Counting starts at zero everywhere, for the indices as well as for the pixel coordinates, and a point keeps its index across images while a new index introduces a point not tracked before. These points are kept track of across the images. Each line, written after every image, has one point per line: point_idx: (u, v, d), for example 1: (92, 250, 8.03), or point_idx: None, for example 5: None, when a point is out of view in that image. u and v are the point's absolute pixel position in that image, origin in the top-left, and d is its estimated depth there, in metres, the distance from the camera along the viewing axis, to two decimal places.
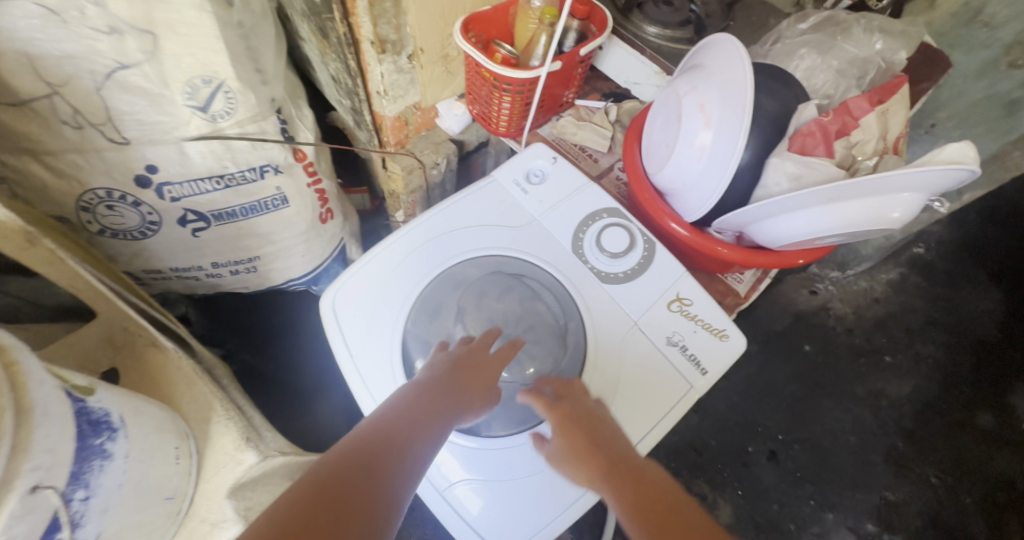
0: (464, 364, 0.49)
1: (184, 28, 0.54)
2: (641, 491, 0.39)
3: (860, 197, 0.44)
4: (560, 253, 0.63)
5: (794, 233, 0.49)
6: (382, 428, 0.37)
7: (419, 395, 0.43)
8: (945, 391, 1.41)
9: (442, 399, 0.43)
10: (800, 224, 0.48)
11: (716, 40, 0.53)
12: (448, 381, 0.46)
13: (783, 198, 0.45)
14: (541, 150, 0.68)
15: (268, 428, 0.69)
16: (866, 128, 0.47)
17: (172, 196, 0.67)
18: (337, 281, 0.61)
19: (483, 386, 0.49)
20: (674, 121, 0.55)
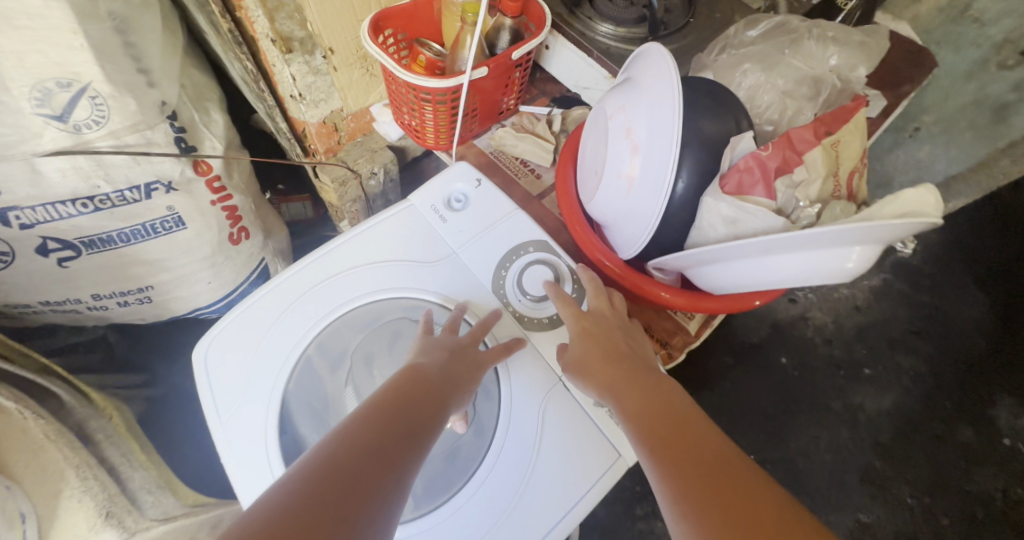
0: (450, 357, 0.43)
1: (24, 20, 0.45)
2: (651, 402, 0.38)
3: (799, 250, 0.35)
4: (477, 293, 0.54)
5: (735, 281, 0.41)
6: (357, 444, 0.31)
7: (393, 400, 0.36)
8: (926, 404, 1.34)
9: (418, 404, 0.36)
10: (740, 273, 0.39)
11: (652, 51, 0.44)
12: (426, 380, 0.39)
13: (716, 247, 0.37)
14: (464, 170, 0.59)
15: (145, 492, 0.60)
16: (812, 164, 0.37)
17: (22, 222, 0.57)
18: (209, 333, 0.50)
19: (470, 383, 0.43)
20: (603, 145, 0.46)
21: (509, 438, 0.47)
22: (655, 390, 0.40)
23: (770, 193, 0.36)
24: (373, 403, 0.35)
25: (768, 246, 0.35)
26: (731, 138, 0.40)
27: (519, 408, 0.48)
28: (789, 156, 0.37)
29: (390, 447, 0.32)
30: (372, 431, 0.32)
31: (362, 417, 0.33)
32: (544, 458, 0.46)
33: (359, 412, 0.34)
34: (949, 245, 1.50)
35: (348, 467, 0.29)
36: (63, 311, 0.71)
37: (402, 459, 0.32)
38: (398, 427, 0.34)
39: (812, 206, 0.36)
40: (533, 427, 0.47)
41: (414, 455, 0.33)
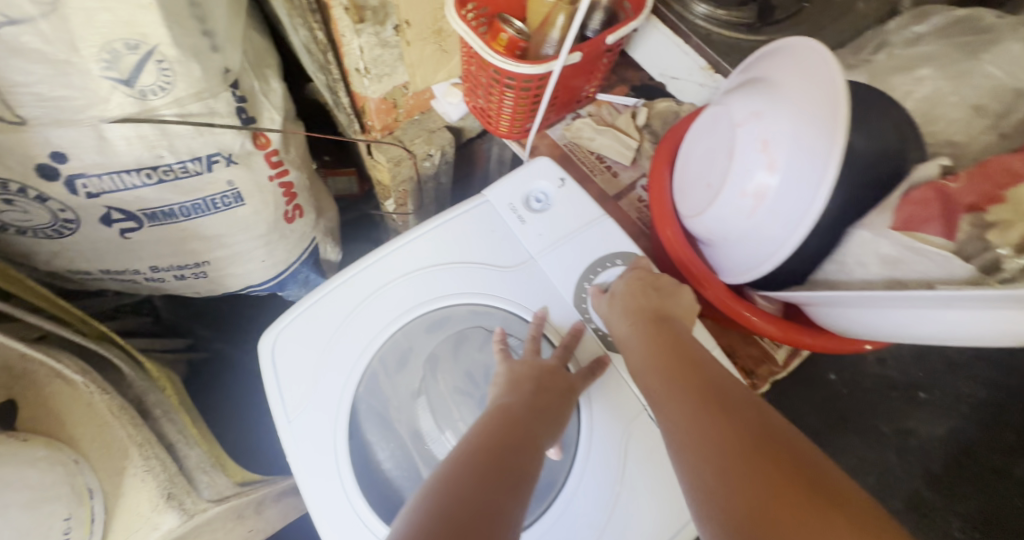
0: (539, 390, 0.39)
1: None
2: (664, 351, 0.38)
3: (978, 310, 0.28)
4: (557, 306, 0.50)
5: (881, 328, 0.34)
6: (464, 497, 0.29)
7: (487, 443, 0.33)
8: (984, 434, 1.26)
9: (517, 445, 0.34)
10: (891, 322, 0.33)
11: (801, 45, 0.37)
12: (519, 417, 0.36)
13: (865, 295, 0.32)
14: (546, 166, 0.54)
15: (200, 472, 0.59)
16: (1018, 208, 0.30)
17: (88, 191, 0.55)
18: (276, 326, 0.48)
19: (565, 410, 0.39)
20: (722, 154, 0.40)
21: (588, 469, 0.44)
22: (677, 338, 0.40)
23: (949, 230, 0.30)
24: (467, 452, 0.33)
25: (928, 304, 0.29)
26: (898, 160, 0.34)
27: (601, 437, 0.44)
28: (987, 191, 0.31)
29: (499, 497, 0.29)
30: (468, 480, 0.30)
31: (461, 467, 0.31)
32: (628, 494, 0.43)
33: (452, 462, 0.32)
34: None
35: (465, 524, 0.27)
36: (122, 281, 0.70)
37: (511, 503, 0.30)
38: (502, 476, 0.31)
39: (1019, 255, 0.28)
40: (616, 458, 0.44)
41: (522, 497, 0.31)
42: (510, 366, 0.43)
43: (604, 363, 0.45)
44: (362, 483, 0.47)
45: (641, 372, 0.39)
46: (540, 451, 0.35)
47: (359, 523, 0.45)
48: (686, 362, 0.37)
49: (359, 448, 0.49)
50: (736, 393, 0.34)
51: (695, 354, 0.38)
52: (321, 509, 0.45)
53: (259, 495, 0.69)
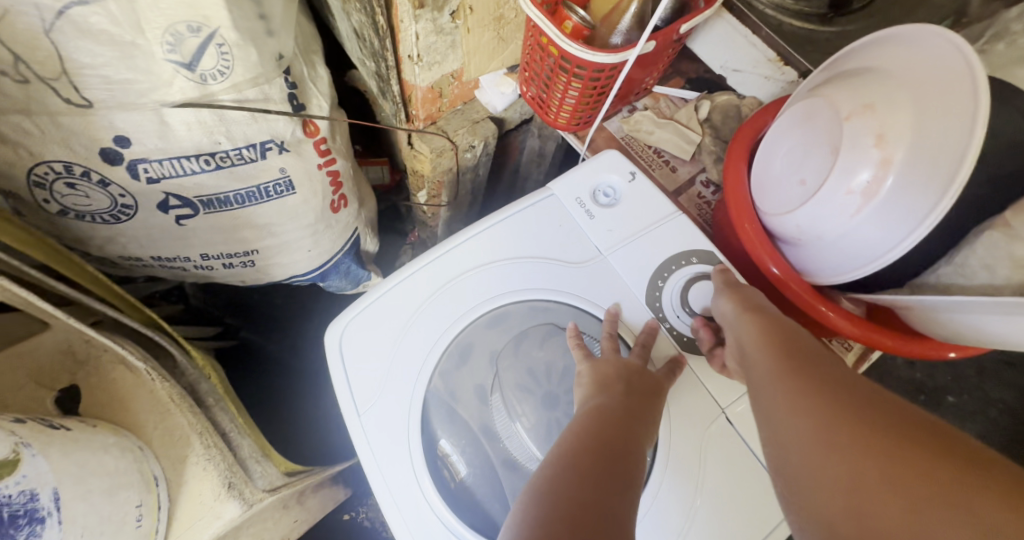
0: (629, 390, 0.40)
1: None
2: (772, 336, 0.38)
3: None
4: (629, 304, 0.49)
5: (992, 339, 0.33)
6: (576, 495, 0.30)
7: (593, 443, 0.34)
8: (1012, 441, 1.25)
9: (620, 447, 0.35)
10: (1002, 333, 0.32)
11: (931, 36, 0.35)
12: (615, 417, 0.37)
13: (983, 303, 0.31)
14: (614, 159, 0.53)
15: (257, 461, 0.59)
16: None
17: (149, 176, 0.54)
18: (342, 318, 0.47)
19: (655, 414, 0.40)
20: (819, 149, 0.39)
21: (669, 474, 0.44)
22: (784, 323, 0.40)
23: None
24: (569, 452, 0.34)
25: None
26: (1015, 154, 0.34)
27: (681, 442, 0.44)
28: None
29: (610, 495, 0.30)
30: (579, 480, 0.31)
31: (566, 467, 0.32)
32: (707, 498, 0.44)
33: (554, 462, 0.33)
34: None
35: (587, 520, 0.28)
36: (170, 268, 0.69)
37: (621, 502, 0.30)
38: (613, 477, 0.32)
39: None
40: (694, 462, 0.44)
41: (631, 496, 0.31)
42: (595, 365, 0.43)
43: (678, 364, 0.45)
44: (435, 477, 0.47)
45: (751, 354, 0.38)
46: (641, 452, 0.35)
47: (434, 517, 0.45)
48: (796, 348, 0.37)
49: (428, 443, 0.48)
50: (852, 377, 0.34)
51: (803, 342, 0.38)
52: (397, 503, 0.45)
53: (304, 485, 0.69)
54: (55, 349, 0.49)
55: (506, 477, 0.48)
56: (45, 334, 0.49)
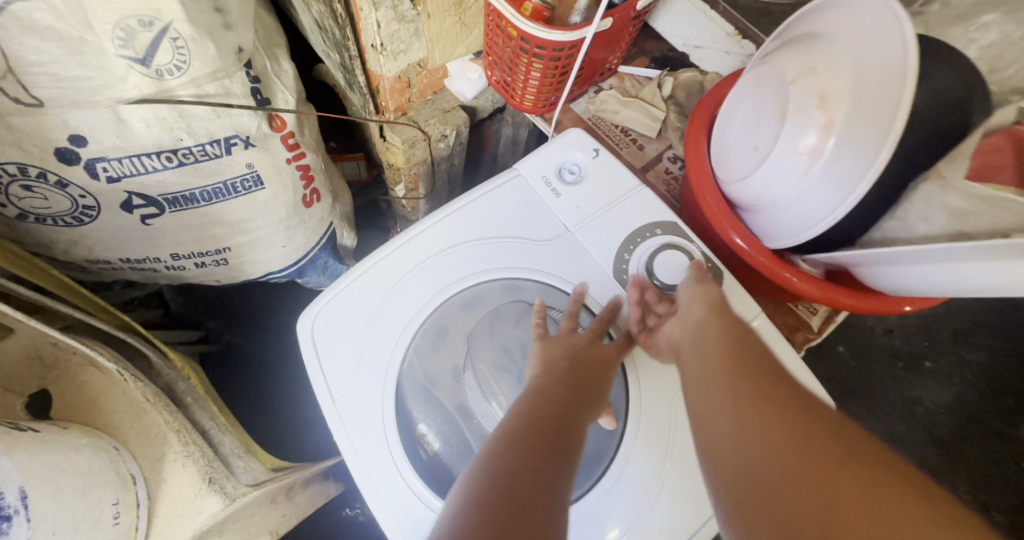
0: (574, 368, 0.42)
1: None
2: (721, 322, 0.40)
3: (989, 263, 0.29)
4: (597, 277, 0.50)
5: (928, 288, 0.34)
6: (514, 469, 0.31)
7: (537, 421, 0.36)
8: (986, 400, 1.28)
9: (561, 425, 0.36)
10: (932, 280, 0.33)
11: None
12: (560, 394, 0.39)
13: (936, 248, 0.32)
14: (578, 138, 0.53)
15: (240, 457, 0.58)
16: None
17: (109, 175, 0.54)
18: (313, 305, 0.48)
19: (598, 390, 0.42)
20: (768, 115, 0.40)
21: (641, 437, 0.45)
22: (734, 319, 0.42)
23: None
24: (514, 429, 0.35)
25: (949, 261, 0.31)
26: (966, 103, 0.34)
27: (650, 409, 0.46)
28: None
29: (547, 466, 0.32)
30: (519, 455, 0.32)
31: (511, 444, 0.33)
32: (678, 461, 0.45)
33: (499, 439, 0.34)
34: None
35: (524, 492, 0.29)
36: (141, 270, 0.68)
37: (556, 475, 0.32)
38: (550, 452, 0.33)
39: None
40: (665, 426, 0.46)
41: (565, 470, 0.33)
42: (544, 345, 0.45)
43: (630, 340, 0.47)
44: (411, 456, 0.47)
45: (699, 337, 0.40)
46: (582, 427, 0.38)
47: (415, 497, 0.46)
48: (739, 336, 0.39)
49: (405, 424, 0.49)
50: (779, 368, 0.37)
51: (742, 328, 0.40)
52: (377, 486, 0.46)
53: (292, 480, 0.69)
54: (21, 356, 0.48)
55: None
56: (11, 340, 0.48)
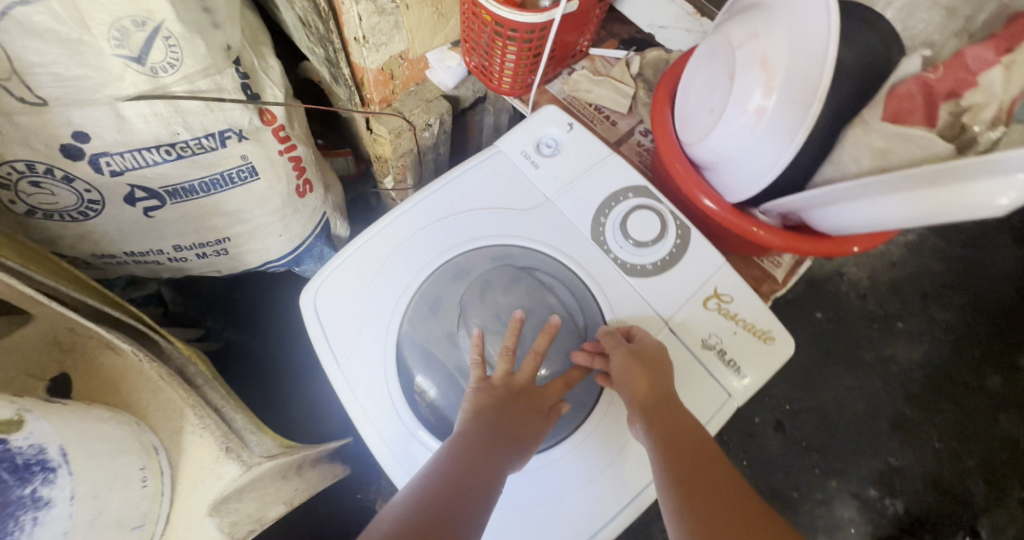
0: (502, 413, 0.47)
1: None
2: (653, 394, 0.45)
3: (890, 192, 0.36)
4: (577, 239, 0.54)
5: (854, 223, 0.41)
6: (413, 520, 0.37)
7: (453, 481, 0.41)
8: (956, 353, 1.30)
9: (473, 475, 0.42)
10: (856, 216, 0.40)
11: None
12: (481, 446, 0.44)
13: (884, 177, 0.36)
14: (553, 113, 0.57)
15: (252, 431, 0.62)
16: (986, 88, 0.35)
17: (112, 169, 0.57)
18: (314, 279, 0.52)
19: (523, 436, 0.47)
20: (721, 81, 0.44)
21: None
22: (665, 391, 0.46)
23: (930, 119, 0.36)
24: (431, 479, 0.41)
25: (865, 197, 0.38)
26: (883, 65, 0.40)
27: None
28: (962, 78, 0.36)
29: (457, 521, 0.38)
30: (424, 507, 0.38)
31: (423, 495, 0.39)
32: None
33: (416, 488, 0.40)
34: None
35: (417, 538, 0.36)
36: (146, 264, 0.72)
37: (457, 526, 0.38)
38: (456, 503, 0.39)
39: (990, 131, 0.35)
40: None
41: (470, 519, 0.39)
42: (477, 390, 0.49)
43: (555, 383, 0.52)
44: (414, 412, 0.52)
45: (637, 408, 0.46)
46: (499, 478, 0.43)
47: (420, 446, 0.51)
48: (667, 410, 0.45)
49: (406, 384, 0.53)
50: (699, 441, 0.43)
51: (668, 400, 0.45)
52: (384, 438, 0.51)
53: (303, 456, 0.72)
54: (41, 342, 0.51)
55: None
56: (30, 328, 0.51)
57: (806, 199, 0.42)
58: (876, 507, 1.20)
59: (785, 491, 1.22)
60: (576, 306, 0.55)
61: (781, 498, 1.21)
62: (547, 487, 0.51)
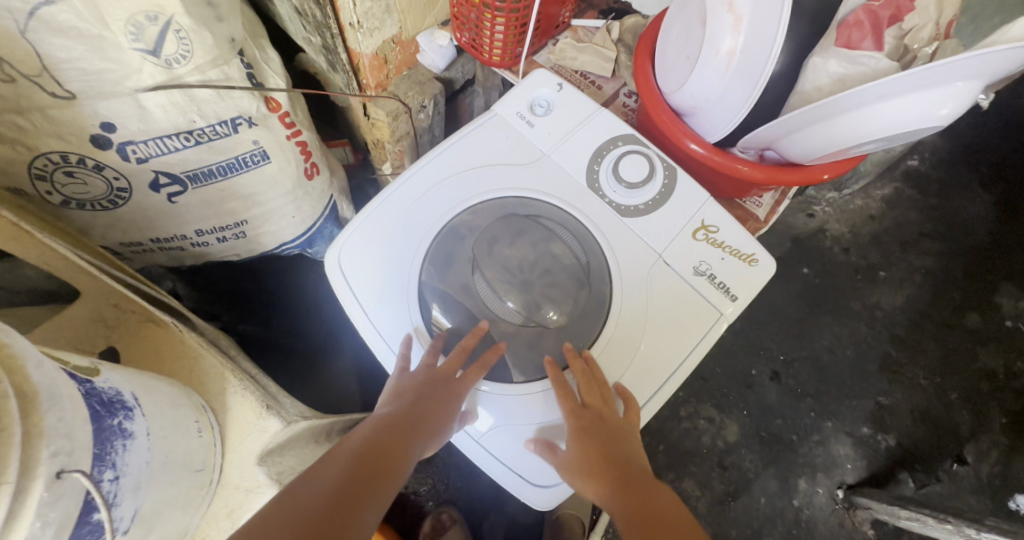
0: (420, 398, 0.52)
1: None
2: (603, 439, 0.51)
3: (818, 124, 0.44)
4: (575, 187, 0.60)
5: (809, 150, 0.48)
6: (330, 495, 0.41)
7: (374, 454, 0.46)
8: (936, 296, 1.35)
9: (384, 454, 0.47)
10: (805, 145, 0.48)
11: None
12: (397, 428, 0.49)
13: (849, 93, 0.40)
14: (544, 76, 0.62)
15: (286, 394, 0.67)
16: (922, 10, 0.43)
17: (138, 156, 0.61)
18: (338, 239, 0.59)
19: (438, 420, 0.52)
20: (696, 28, 0.49)
21: (624, 314, 0.58)
22: (615, 438, 0.52)
23: (877, 45, 0.42)
24: (350, 457, 0.45)
25: (804, 129, 0.46)
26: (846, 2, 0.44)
27: (631, 293, 0.58)
28: (899, 6, 0.42)
29: (368, 493, 0.43)
30: (342, 484, 0.43)
31: (343, 474, 0.43)
32: (657, 323, 0.57)
33: (337, 464, 0.44)
34: (955, 147, 1.45)
35: (333, 512, 0.40)
36: (170, 249, 0.78)
37: (368, 501, 0.43)
38: (369, 481, 0.44)
39: (926, 47, 0.43)
40: (643, 298, 0.58)
41: (378, 496, 0.44)
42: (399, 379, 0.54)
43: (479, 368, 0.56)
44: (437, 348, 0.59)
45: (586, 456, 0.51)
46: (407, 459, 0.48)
47: None
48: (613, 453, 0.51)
49: (426, 326, 0.59)
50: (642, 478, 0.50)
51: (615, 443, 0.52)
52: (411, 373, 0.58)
53: (330, 422, 0.76)
54: (88, 318, 0.57)
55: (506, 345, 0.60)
56: (80, 304, 0.57)
57: (760, 133, 0.49)
58: (868, 442, 1.27)
59: (783, 434, 1.28)
60: (579, 249, 0.61)
61: (780, 440, 1.27)
62: (543, 411, 0.56)
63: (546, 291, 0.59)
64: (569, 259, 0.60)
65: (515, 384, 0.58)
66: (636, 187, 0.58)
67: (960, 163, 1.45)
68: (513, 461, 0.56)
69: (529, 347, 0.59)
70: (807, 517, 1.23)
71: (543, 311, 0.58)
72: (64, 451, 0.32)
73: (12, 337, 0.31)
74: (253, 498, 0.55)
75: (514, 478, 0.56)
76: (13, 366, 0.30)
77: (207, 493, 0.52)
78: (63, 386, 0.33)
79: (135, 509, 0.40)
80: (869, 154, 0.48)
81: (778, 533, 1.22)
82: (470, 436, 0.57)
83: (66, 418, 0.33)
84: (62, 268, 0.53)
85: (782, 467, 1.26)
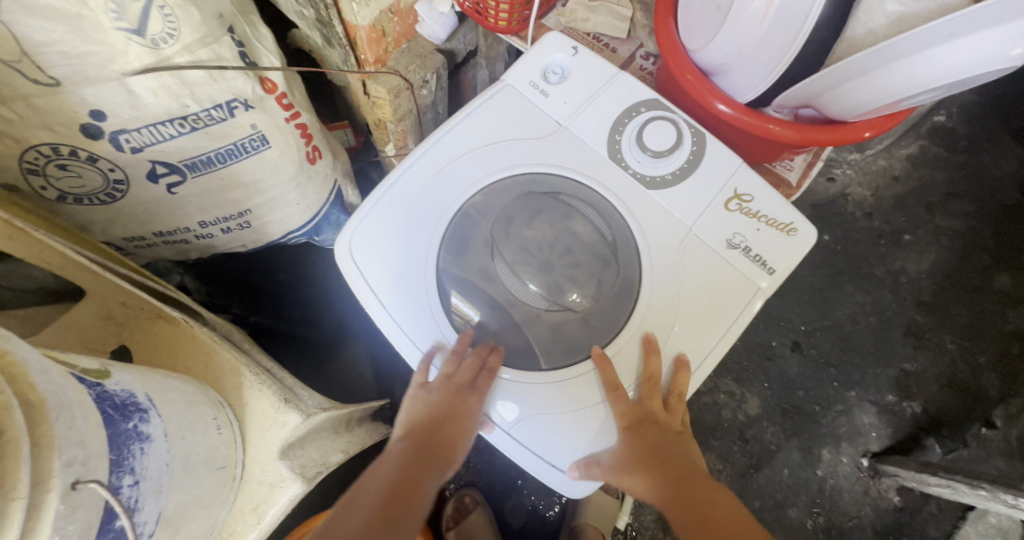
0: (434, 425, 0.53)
1: None
2: (652, 437, 0.51)
3: (860, 76, 0.41)
4: (595, 159, 0.57)
5: (851, 107, 0.44)
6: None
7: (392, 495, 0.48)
8: (964, 259, 1.30)
9: (406, 492, 0.49)
10: (845, 102, 0.44)
11: None
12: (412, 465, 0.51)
13: (899, 38, 0.36)
14: (558, 39, 0.58)
15: (304, 386, 0.65)
16: None
17: (132, 146, 0.58)
18: (347, 225, 0.56)
19: (455, 443, 0.53)
20: None
21: (654, 293, 0.55)
22: (663, 433, 0.52)
23: None
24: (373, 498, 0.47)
25: (846, 84, 0.42)
26: None
27: (661, 270, 0.55)
28: None
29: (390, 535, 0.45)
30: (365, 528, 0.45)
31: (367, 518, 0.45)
32: (688, 300, 0.54)
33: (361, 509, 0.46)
34: (985, 100, 1.38)
35: None
36: (175, 242, 0.76)
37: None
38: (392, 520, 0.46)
39: None
40: (672, 274, 0.54)
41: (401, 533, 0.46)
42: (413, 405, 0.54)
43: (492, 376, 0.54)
44: (452, 333, 0.57)
45: (632, 454, 0.51)
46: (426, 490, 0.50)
47: None
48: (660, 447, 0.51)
49: (443, 311, 0.57)
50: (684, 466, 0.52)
51: (663, 438, 0.52)
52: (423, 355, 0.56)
53: (350, 413, 0.75)
54: (98, 317, 0.55)
55: (528, 328, 0.57)
56: (86, 303, 0.55)
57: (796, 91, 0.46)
58: (894, 410, 1.24)
59: (805, 406, 1.26)
60: (602, 225, 0.57)
61: (803, 412, 1.25)
62: (575, 397, 0.54)
63: (568, 271, 0.56)
64: (591, 237, 0.57)
65: (546, 370, 0.55)
66: (661, 153, 0.54)
67: (989, 117, 1.37)
68: (548, 453, 0.53)
69: (553, 330, 0.57)
70: (832, 487, 1.21)
71: (564, 292, 0.55)
72: (78, 460, 0.30)
73: (14, 344, 0.29)
74: (278, 492, 0.54)
75: (550, 470, 0.54)
76: (15, 373, 0.28)
77: (230, 490, 0.51)
78: (72, 392, 0.31)
79: (158, 511, 0.39)
80: (922, 105, 0.44)
81: (802, 503, 1.21)
82: (502, 428, 0.54)
83: (78, 426, 0.31)
84: (63, 264, 0.52)
85: (805, 439, 1.24)
